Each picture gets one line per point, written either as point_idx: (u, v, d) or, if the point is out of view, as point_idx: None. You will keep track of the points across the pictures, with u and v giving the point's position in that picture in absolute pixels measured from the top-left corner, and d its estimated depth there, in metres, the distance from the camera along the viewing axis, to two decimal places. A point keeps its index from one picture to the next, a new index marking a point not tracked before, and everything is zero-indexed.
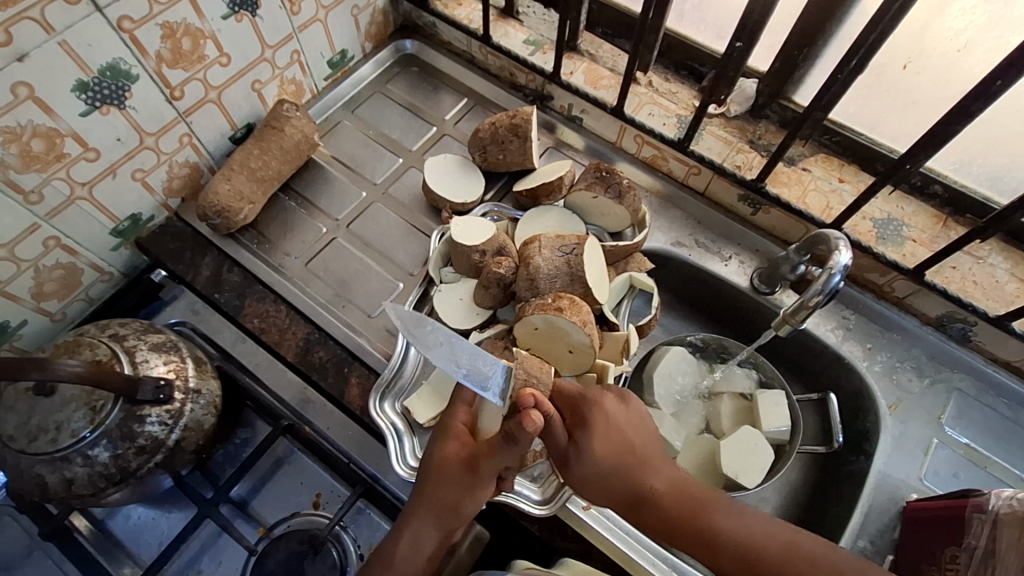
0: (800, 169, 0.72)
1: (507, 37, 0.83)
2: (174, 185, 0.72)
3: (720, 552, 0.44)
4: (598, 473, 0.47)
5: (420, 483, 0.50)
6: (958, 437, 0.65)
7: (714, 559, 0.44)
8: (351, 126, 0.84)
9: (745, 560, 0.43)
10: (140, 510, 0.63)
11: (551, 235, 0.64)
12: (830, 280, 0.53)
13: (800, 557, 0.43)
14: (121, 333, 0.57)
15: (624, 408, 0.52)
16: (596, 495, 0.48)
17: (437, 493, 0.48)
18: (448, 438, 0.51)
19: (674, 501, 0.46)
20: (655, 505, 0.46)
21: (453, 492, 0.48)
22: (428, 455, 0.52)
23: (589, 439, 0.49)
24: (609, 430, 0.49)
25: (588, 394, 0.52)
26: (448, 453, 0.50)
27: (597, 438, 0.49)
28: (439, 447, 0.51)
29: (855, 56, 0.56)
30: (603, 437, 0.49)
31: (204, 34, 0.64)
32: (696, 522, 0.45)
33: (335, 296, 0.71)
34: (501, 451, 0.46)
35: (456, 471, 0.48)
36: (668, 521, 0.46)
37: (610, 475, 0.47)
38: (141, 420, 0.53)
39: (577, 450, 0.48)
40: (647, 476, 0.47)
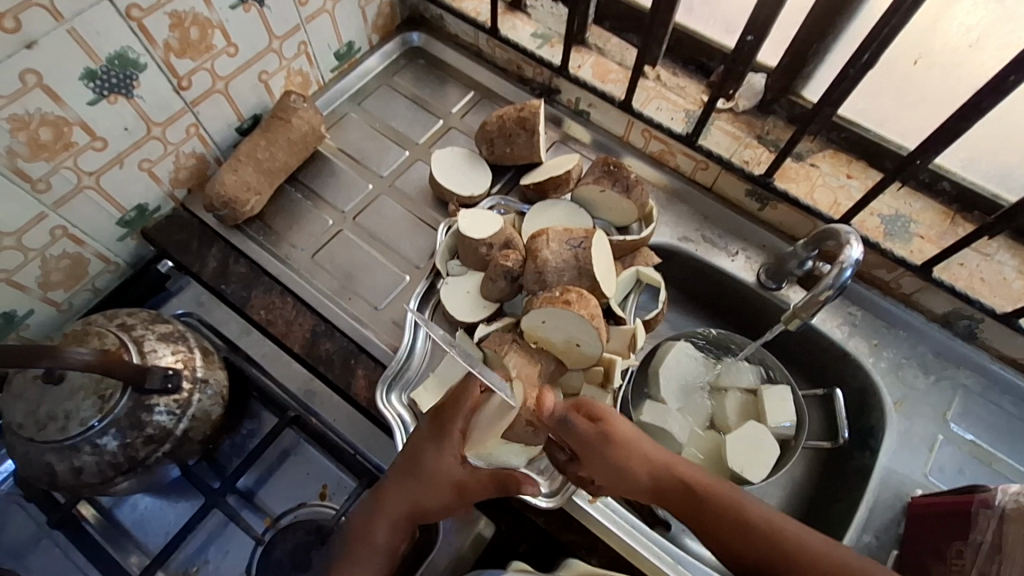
0: (808, 164, 0.71)
1: (514, 30, 0.83)
2: (180, 176, 0.72)
3: (745, 519, 0.49)
4: (627, 455, 0.51)
5: (410, 476, 0.53)
6: (963, 434, 0.65)
7: (739, 527, 0.49)
8: (357, 119, 0.84)
9: (768, 527, 0.49)
10: (146, 500, 0.63)
11: (559, 229, 0.64)
12: (840, 275, 0.53)
13: (809, 531, 0.49)
14: (129, 323, 0.57)
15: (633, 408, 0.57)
16: (627, 478, 0.51)
17: (425, 493, 0.52)
18: (449, 442, 0.53)
19: (698, 478, 0.51)
20: (682, 483, 0.51)
21: (436, 496, 0.53)
22: (419, 451, 0.53)
23: (616, 425, 0.53)
24: (629, 423, 0.54)
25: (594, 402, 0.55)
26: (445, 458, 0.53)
27: (624, 424, 0.53)
28: (437, 448, 0.53)
29: (867, 51, 0.55)
30: (628, 426, 0.53)
31: (211, 24, 0.63)
32: (718, 491, 0.51)
33: (341, 288, 0.71)
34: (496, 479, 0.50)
35: (446, 478, 0.53)
36: (696, 496, 0.51)
37: (645, 457, 0.52)
38: (149, 410, 0.53)
39: (608, 434, 0.52)
40: (675, 459, 0.53)
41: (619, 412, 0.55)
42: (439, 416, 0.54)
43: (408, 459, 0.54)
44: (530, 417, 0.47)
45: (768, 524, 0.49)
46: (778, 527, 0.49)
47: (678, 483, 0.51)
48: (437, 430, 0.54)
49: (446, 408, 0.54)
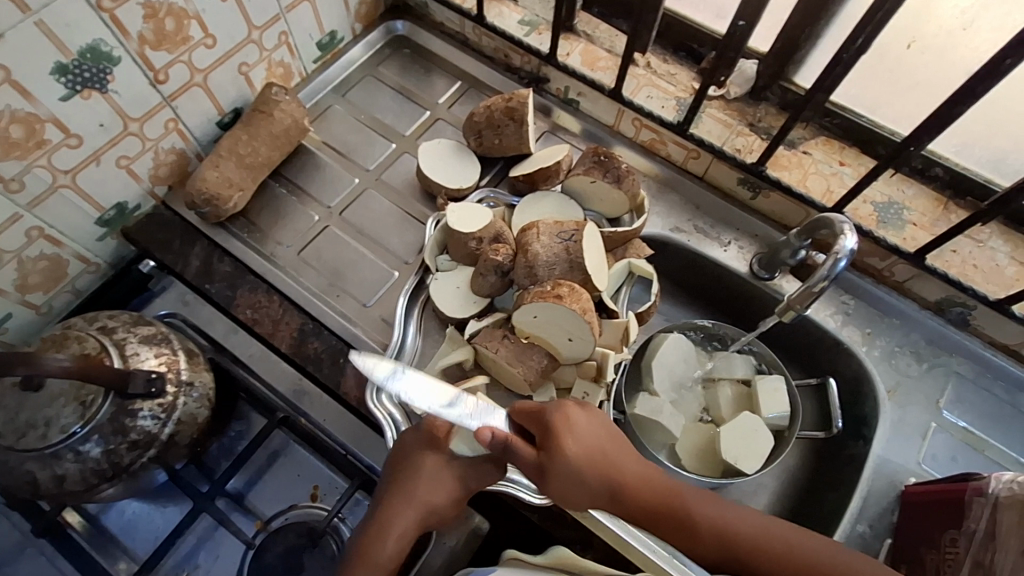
0: (801, 152, 0.71)
1: (501, 17, 0.81)
2: (160, 173, 0.70)
3: (698, 536, 0.44)
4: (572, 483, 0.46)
5: (400, 482, 0.51)
6: (956, 421, 0.65)
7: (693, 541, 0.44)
8: (342, 111, 0.82)
9: (726, 543, 0.44)
10: (135, 505, 0.62)
11: (549, 222, 0.63)
12: (835, 265, 0.52)
13: (773, 548, 0.43)
14: (110, 326, 0.55)
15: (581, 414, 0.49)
16: (575, 498, 0.46)
17: (419, 505, 0.50)
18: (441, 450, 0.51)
19: (647, 494, 0.46)
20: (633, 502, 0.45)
21: (436, 505, 0.50)
22: (407, 462, 0.51)
23: (564, 448, 0.46)
24: (577, 440, 0.47)
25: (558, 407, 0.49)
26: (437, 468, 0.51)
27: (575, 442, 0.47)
28: (428, 456, 0.51)
29: (860, 35, 0.54)
30: (579, 441, 0.47)
31: (187, 15, 0.61)
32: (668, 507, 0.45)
33: (329, 285, 0.70)
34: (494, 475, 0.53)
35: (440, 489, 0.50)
36: (647, 512, 0.45)
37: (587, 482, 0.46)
38: (133, 414, 0.52)
39: (553, 452, 0.46)
40: (624, 474, 0.46)
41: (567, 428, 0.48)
42: (428, 423, 0.53)
43: (398, 470, 0.52)
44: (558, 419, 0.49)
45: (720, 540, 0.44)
46: (735, 538, 0.44)
47: (627, 500, 0.46)
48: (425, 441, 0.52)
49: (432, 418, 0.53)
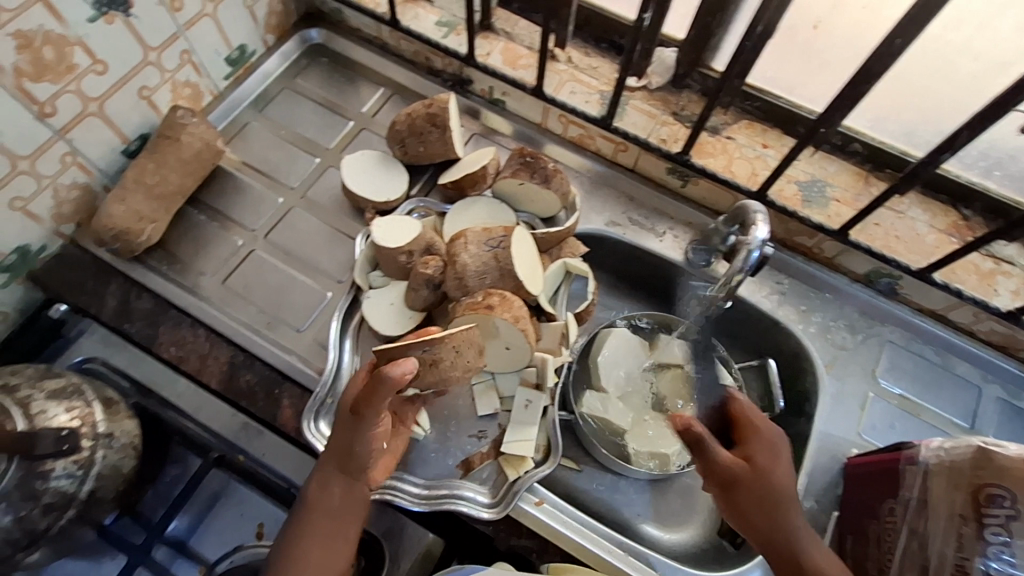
0: (724, 137, 0.71)
1: (417, 20, 0.78)
2: (64, 211, 0.66)
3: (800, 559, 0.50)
4: (760, 491, 0.52)
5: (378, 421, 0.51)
6: (891, 388, 0.67)
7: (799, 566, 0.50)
8: (261, 128, 0.78)
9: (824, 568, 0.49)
10: (66, 565, 0.59)
11: (477, 230, 0.61)
12: (748, 257, 0.52)
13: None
14: (12, 383, 0.52)
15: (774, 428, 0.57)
16: (757, 485, 0.52)
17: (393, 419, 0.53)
18: (378, 420, 0.51)
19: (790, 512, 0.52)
20: (778, 516, 0.51)
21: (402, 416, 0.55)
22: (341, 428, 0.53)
23: (759, 458, 0.54)
24: (776, 453, 0.54)
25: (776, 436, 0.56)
26: (369, 435, 0.51)
27: (762, 460, 0.53)
28: (363, 427, 0.51)
29: (761, 21, 0.54)
30: (766, 458, 0.54)
31: (68, 42, 0.57)
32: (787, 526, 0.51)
33: (259, 313, 0.67)
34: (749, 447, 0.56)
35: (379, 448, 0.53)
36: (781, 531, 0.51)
37: (778, 486, 0.52)
38: (44, 476, 0.48)
39: (765, 429, 0.56)
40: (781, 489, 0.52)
41: (770, 435, 0.55)
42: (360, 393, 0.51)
43: (339, 437, 0.53)
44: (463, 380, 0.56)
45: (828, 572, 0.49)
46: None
47: (775, 514, 0.51)
48: (355, 411, 0.51)
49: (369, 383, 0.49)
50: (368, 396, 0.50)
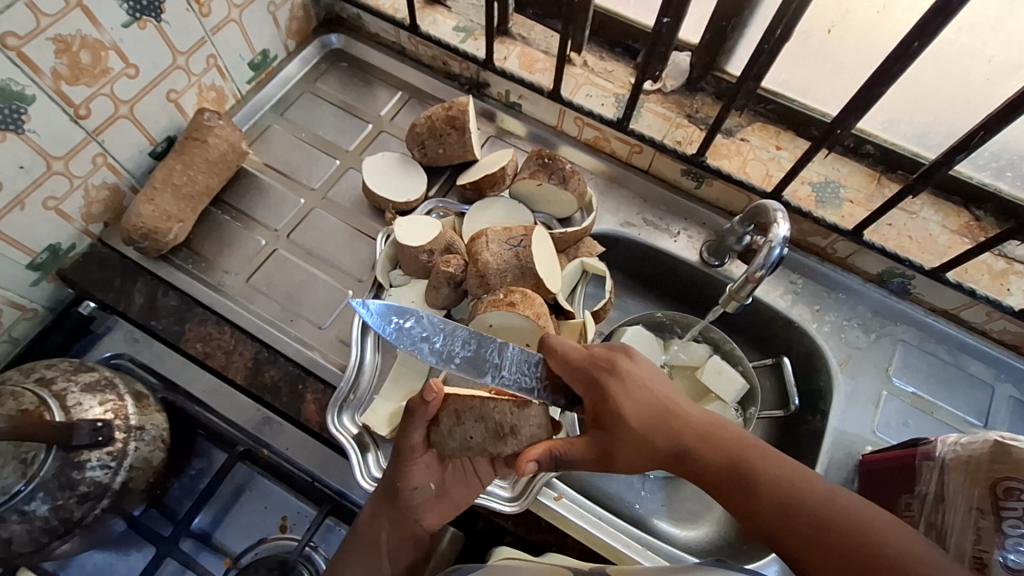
0: (738, 139, 0.72)
1: (435, 25, 0.80)
2: (93, 211, 0.67)
3: (757, 491, 0.41)
4: (637, 447, 0.46)
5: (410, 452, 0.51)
6: (905, 387, 0.68)
7: (753, 501, 0.41)
8: (282, 130, 0.80)
9: (783, 498, 0.41)
10: (95, 556, 0.60)
11: (498, 229, 0.63)
12: (770, 254, 0.53)
13: (817, 504, 0.40)
14: (48, 376, 0.53)
15: (639, 365, 0.50)
16: (648, 434, 0.46)
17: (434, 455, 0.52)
18: (414, 458, 0.51)
19: (708, 448, 0.44)
20: (692, 459, 0.44)
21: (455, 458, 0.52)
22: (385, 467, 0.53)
23: (619, 407, 0.47)
24: (633, 395, 0.47)
25: (602, 364, 0.49)
26: (405, 474, 0.51)
27: (629, 407, 0.46)
28: (400, 465, 0.51)
29: (779, 25, 0.56)
30: (632, 405, 0.47)
31: (103, 46, 0.59)
32: (723, 461, 0.43)
33: (283, 311, 0.69)
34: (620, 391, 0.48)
35: (423, 489, 0.52)
36: (713, 468, 0.43)
37: (644, 441, 0.45)
38: (80, 466, 0.50)
39: (598, 391, 0.48)
40: (688, 424, 0.45)
41: (621, 382, 0.48)
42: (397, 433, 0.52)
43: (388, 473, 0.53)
44: (529, 464, 0.48)
45: (787, 507, 0.40)
46: (796, 508, 0.40)
47: (689, 463, 0.44)
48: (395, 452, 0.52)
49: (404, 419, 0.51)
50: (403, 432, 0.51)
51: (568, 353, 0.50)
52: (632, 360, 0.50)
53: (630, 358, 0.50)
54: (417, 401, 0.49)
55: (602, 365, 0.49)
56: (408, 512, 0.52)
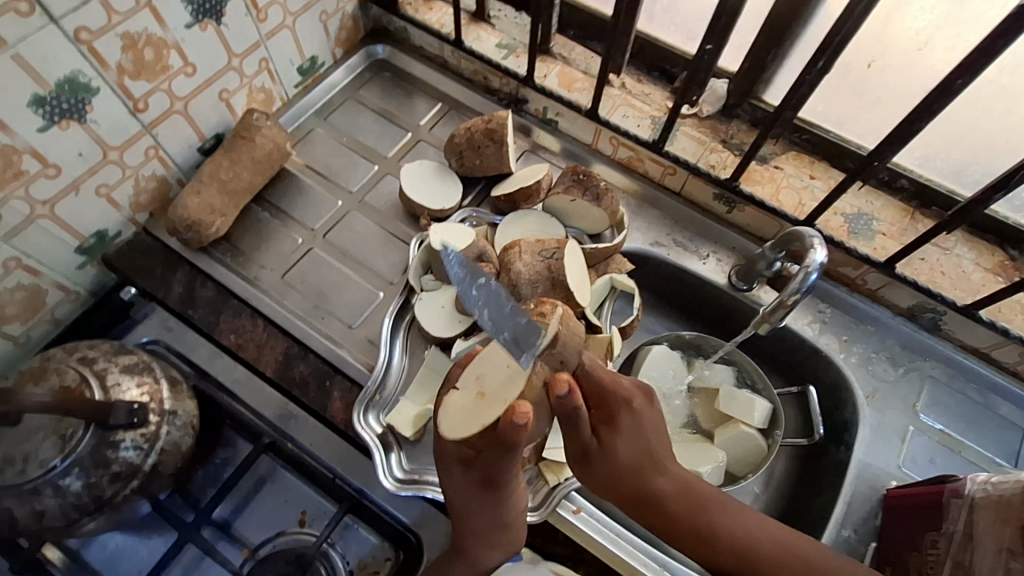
0: (773, 167, 0.73)
1: (479, 41, 0.82)
2: (141, 200, 0.70)
3: (715, 546, 0.52)
4: (618, 484, 0.51)
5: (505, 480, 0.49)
6: (933, 424, 0.67)
7: (710, 547, 0.52)
8: (324, 134, 0.82)
9: (739, 545, 0.51)
10: (118, 538, 0.61)
11: (531, 240, 0.64)
12: (806, 279, 0.54)
13: (787, 550, 0.51)
14: (90, 356, 0.55)
15: (651, 409, 0.52)
16: (632, 479, 0.51)
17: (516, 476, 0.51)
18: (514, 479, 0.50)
19: (679, 504, 0.52)
20: (658, 508, 0.52)
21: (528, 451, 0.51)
22: (466, 500, 0.51)
23: (616, 445, 0.50)
24: (633, 437, 0.51)
25: (622, 396, 0.50)
26: (504, 498, 0.51)
27: (624, 450, 0.50)
28: (500, 493, 0.50)
29: (822, 57, 0.57)
30: (628, 450, 0.50)
31: (166, 45, 0.62)
32: (685, 516, 0.52)
33: (314, 308, 0.70)
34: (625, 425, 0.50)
35: (517, 496, 0.53)
36: (669, 519, 0.52)
37: (625, 483, 0.51)
38: (115, 446, 0.51)
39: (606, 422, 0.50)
40: (668, 477, 0.52)
41: (630, 420, 0.50)
42: (486, 469, 0.48)
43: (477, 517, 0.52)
44: (563, 383, 0.43)
45: (739, 553, 0.52)
46: (751, 556, 0.51)
47: (656, 510, 0.52)
48: (485, 483, 0.49)
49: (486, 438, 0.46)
50: (494, 462, 0.47)
51: (595, 372, 0.50)
52: (645, 403, 0.52)
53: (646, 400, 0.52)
54: (509, 427, 0.43)
55: (619, 399, 0.50)
56: (511, 525, 0.54)
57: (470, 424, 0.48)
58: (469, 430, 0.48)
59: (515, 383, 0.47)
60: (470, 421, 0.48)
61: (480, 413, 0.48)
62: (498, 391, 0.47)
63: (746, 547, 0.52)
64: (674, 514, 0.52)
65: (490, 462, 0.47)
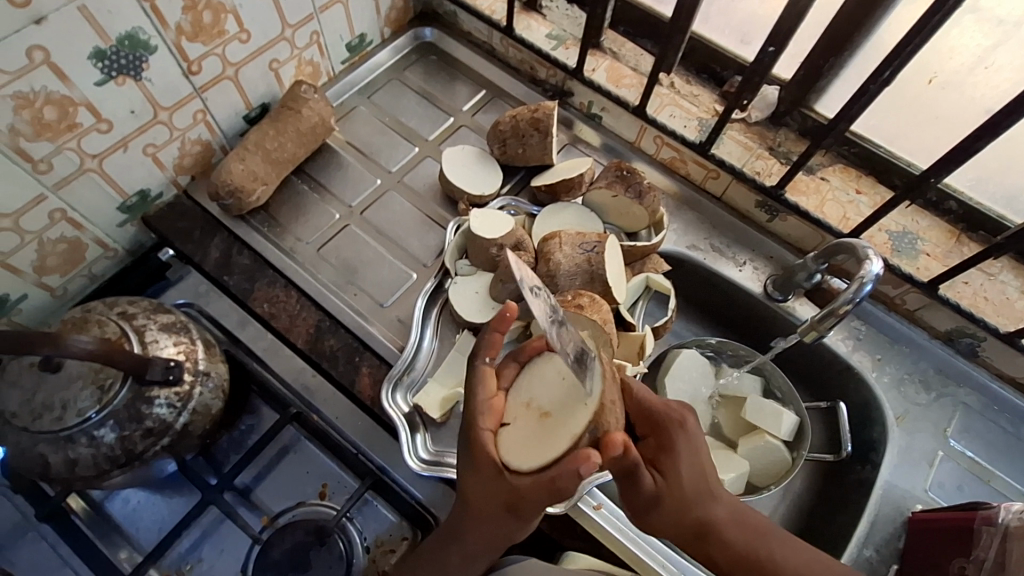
0: (819, 178, 0.72)
1: (529, 30, 0.82)
2: (185, 163, 0.70)
3: None
4: (683, 516, 0.47)
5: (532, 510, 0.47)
6: (963, 451, 0.66)
7: None
8: (367, 112, 0.82)
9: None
10: (139, 495, 0.61)
11: (572, 233, 0.64)
12: (860, 289, 0.53)
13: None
14: (130, 311, 0.55)
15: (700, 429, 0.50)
16: (696, 505, 0.48)
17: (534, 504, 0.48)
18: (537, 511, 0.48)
19: (737, 531, 0.49)
20: (721, 539, 0.49)
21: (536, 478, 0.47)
22: (478, 514, 0.48)
23: (678, 474, 0.47)
24: (693, 459, 0.48)
25: (673, 416, 0.49)
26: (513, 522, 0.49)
27: (685, 474, 0.47)
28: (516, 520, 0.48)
29: (888, 67, 0.56)
30: (688, 473, 0.48)
31: (225, 9, 0.61)
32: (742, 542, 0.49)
33: (347, 284, 0.70)
34: (687, 447, 0.48)
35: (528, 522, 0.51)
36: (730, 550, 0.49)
37: (688, 513, 0.48)
38: (149, 402, 0.52)
39: (662, 448, 0.48)
40: (724, 505, 0.49)
41: (685, 441, 0.48)
42: (515, 494, 0.46)
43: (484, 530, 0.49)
44: (617, 445, 0.43)
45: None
46: None
47: (714, 541, 0.49)
48: (509, 507, 0.47)
49: (531, 482, 0.45)
50: (534, 495, 0.45)
51: (643, 396, 0.50)
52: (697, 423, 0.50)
53: (696, 420, 0.50)
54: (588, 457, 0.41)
55: (671, 422, 0.48)
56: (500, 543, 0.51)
57: (532, 453, 0.46)
58: (534, 459, 0.46)
59: (575, 424, 0.44)
60: (532, 449, 0.46)
61: (546, 441, 0.46)
62: (560, 413, 0.46)
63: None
64: (731, 542, 0.49)
65: (524, 488, 0.45)
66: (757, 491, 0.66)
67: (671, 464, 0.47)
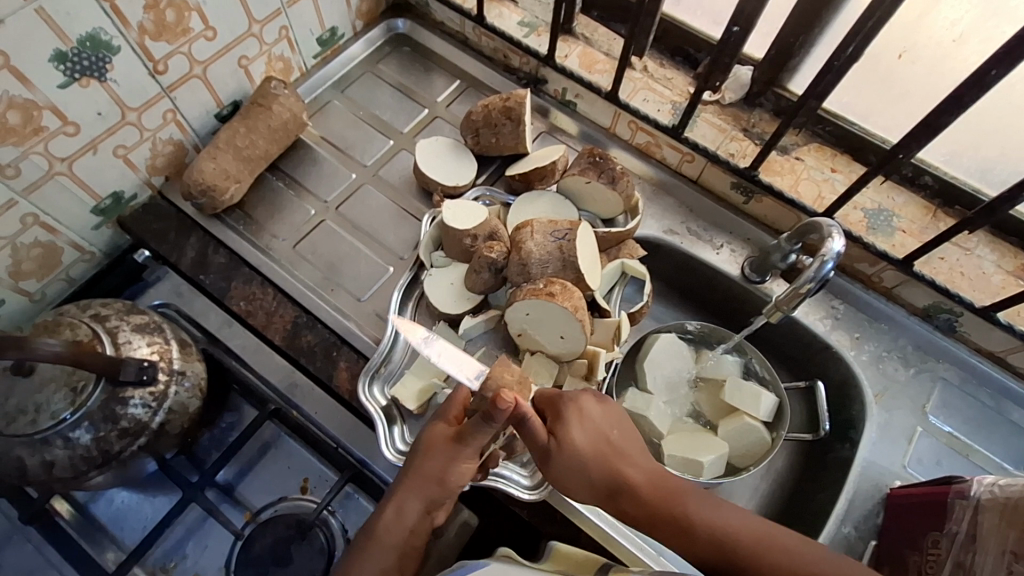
0: (793, 157, 0.72)
1: (501, 18, 0.81)
2: (157, 164, 0.70)
3: (692, 536, 0.46)
4: (581, 467, 0.50)
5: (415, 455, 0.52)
6: (941, 426, 0.66)
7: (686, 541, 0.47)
8: (341, 107, 0.82)
9: (718, 541, 0.46)
10: (123, 494, 0.62)
11: (544, 221, 0.64)
12: (822, 267, 0.54)
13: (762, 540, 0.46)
14: (102, 313, 0.55)
15: (600, 406, 0.54)
16: (577, 488, 0.51)
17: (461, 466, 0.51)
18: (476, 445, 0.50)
19: (651, 489, 0.49)
20: (633, 495, 0.49)
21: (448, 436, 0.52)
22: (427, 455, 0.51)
23: (571, 435, 0.51)
24: (587, 425, 0.52)
25: (569, 396, 0.54)
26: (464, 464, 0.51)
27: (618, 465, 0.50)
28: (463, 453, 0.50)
29: (853, 43, 0.55)
30: (583, 435, 0.51)
31: (188, 7, 0.61)
32: (663, 511, 0.48)
33: (324, 280, 0.70)
34: (574, 415, 0.52)
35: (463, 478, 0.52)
36: (644, 510, 0.48)
37: (594, 472, 0.50)
38: (124, 402, 0.52)
39: (557, 448, 0.51)
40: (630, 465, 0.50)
41: (577, 415, 0.52)
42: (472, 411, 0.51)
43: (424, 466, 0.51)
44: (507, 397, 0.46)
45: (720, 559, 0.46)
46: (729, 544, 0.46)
47: (626, 496, 0.49)
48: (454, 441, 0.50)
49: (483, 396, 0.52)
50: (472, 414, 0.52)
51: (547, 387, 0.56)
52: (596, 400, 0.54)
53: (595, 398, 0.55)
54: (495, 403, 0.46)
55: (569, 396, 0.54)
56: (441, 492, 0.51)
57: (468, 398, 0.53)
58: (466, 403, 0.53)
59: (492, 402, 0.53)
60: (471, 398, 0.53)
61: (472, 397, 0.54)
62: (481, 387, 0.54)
63: (721, 529, 0.46)
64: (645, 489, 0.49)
65: (469, 421, 0.49)
66: (737, 472, 0.66)
67: (568, 409, 0.52)
